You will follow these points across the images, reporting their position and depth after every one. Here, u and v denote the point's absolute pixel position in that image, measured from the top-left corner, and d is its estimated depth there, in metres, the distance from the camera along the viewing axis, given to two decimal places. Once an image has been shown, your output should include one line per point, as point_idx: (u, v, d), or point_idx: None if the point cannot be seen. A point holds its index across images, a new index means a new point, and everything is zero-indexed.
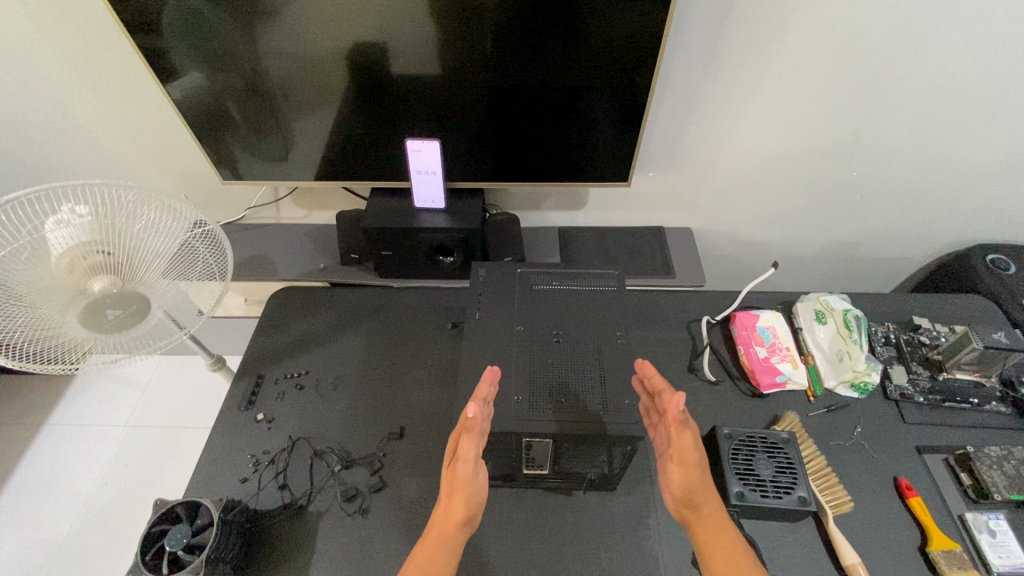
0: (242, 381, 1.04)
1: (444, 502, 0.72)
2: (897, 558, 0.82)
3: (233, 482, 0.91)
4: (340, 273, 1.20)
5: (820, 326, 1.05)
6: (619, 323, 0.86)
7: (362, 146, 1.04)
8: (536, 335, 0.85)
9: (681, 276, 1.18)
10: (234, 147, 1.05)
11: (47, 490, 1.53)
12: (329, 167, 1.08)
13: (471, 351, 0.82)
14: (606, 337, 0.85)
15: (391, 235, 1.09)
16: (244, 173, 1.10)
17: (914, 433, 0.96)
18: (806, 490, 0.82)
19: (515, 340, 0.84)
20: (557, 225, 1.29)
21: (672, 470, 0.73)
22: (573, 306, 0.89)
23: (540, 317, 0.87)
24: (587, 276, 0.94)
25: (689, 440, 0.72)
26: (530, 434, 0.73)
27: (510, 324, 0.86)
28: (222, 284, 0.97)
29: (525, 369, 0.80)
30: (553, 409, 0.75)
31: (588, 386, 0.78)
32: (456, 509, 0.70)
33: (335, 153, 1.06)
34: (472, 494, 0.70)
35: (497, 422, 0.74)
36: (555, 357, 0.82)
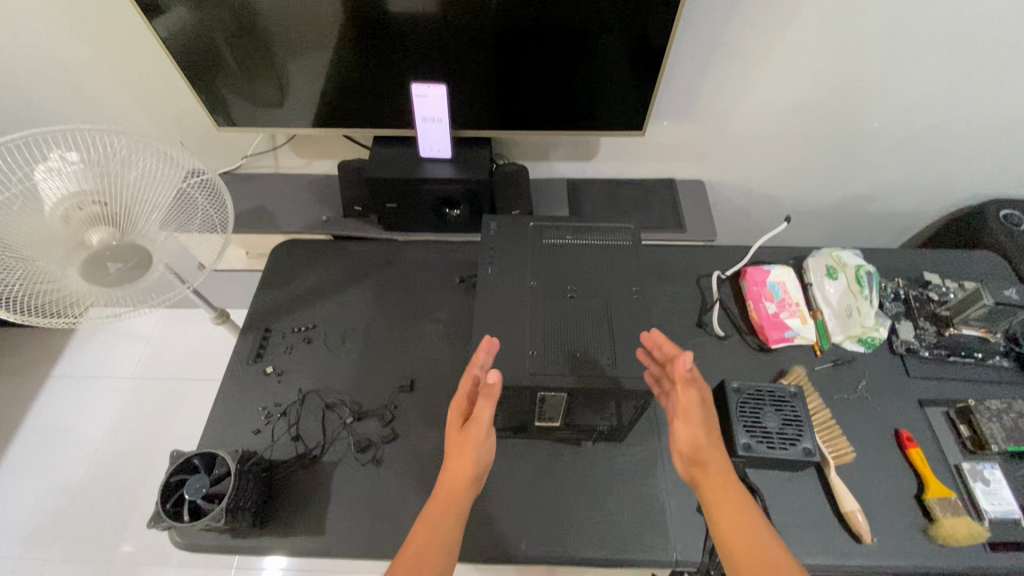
0: (248, 335, 1.03)
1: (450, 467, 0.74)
2: (892, 504, 0.85)
3: (246, 435, 0.92)
4: (344, 225, 1.17)
5: (830, 281, 1.05)
6: (633, 280, 0.85)
7: (363, 91, 0.99)
8: (549, 291, 0.83)
9: (692, 231, 1.16)
10: (230, 91, 1.00)
11: (60, 438, 1.57)
12: (328, 114, 1.04)
13: (483, 307, 0.81)
14: (620, 293, 0.84)
15: (396, 186, 1.05)
16: (240, 120, 1.05)
17: (918, 387, 0.97)
18: (811, 441, 0.84)
19: (528, 296, 0.82)
20: (566, 177, 1.25)
21: (678, 428, 0.76)
22: (587, 261, 0.87)
23: (553, 273, 0.85)
24: (601, 230, 0.92)
25: (694, 397, 0.74)
26: (544, 389, 0.73)
27: (524, 281, 0.84)
28: (221, 237, 0.90)
29: (539, 326, 0.79)
30: (568, 365, 0.75)
31: (602, 342, 0.78)
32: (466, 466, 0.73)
33: (337, 98, 1.00)
34: (483, 454, 0.75)
35: (512, 376, 0.74)
36: (568, 313, 0.81)
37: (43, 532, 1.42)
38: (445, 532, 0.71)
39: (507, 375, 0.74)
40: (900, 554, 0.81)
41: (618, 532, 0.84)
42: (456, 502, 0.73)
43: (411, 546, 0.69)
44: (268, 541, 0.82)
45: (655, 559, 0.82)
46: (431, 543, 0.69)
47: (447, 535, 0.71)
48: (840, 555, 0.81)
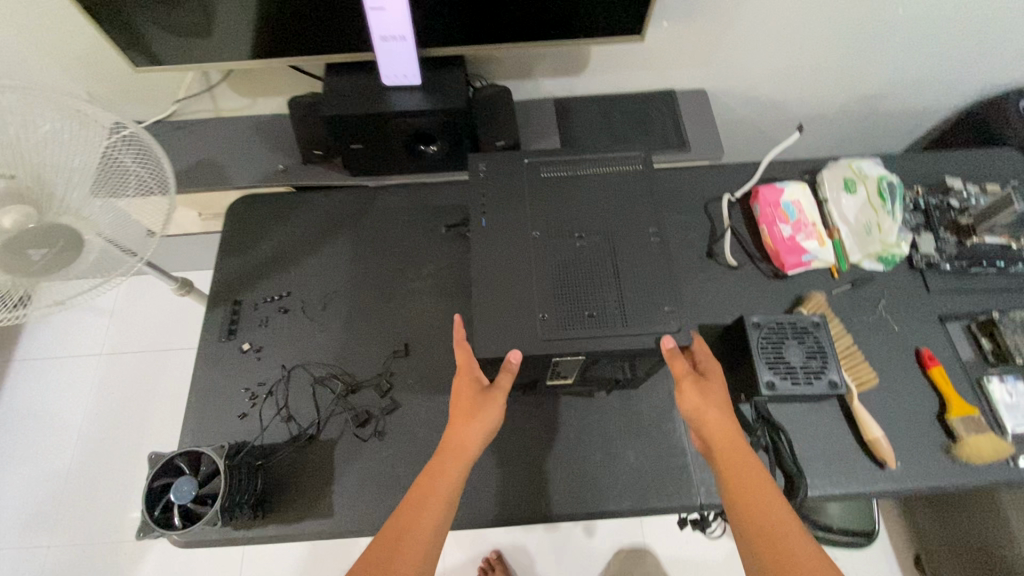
0: (216, 310, 0.92)
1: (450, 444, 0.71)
2: (915, 425, 0.84)
3: (232, 421, 0.84)
4: (305, 174, 1.03)
5: (849, 196, 0.96)
6: (649, 216, 0.75)
7: (307, 7, 0.81)
8: (553, 239, 0.73)
9: (698, 150, 1.04)
10: (143, 20, 0.81)
11: (39, 424, 1.48)
12: (269, 39, 0.85)
13: (480, 263, 0.72)
14: (633, 235, 0.74)
15: (360, 124, 0.90)
16: (163, 54, 0.87)
17: (938, 302, 0.93)
18: (836, 373, 0.80)
19: (530, 248, 0.73)
20: (553, 97, 1.10)
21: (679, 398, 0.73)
22: (594, 198, 0.77)
23: (557, 216, 0.75)
24: (606, 160, 0.80)
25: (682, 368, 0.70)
26: (561, 354, 0.66)
27: (524, 231, 0.74)
28: (166, 198, 0.78)
29: (546, 282, 0.70)
30: (583, 324, 0.67)
31: (618, 294, 0.69)
32: (470, 439, 0.71)
33: (278, 19, 0.82)
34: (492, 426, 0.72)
35: (526, 345, 0.67)
36: (577, 264, 0.71)
37: (39, 519, 1.37)
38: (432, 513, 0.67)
39: (517, 343, 0.67)
40: (923, 475, 0.80)
41: (640, 481, 0.81)
42: (446, 484, 0.68)
43: (391, 526, 0.66)
44: (275, 530, 0.77)
45: (679, 504, 0.80)
46: (414, 523, 0.66)
47: (434, 515, 0.67)
48: (864, 482, 0.80)
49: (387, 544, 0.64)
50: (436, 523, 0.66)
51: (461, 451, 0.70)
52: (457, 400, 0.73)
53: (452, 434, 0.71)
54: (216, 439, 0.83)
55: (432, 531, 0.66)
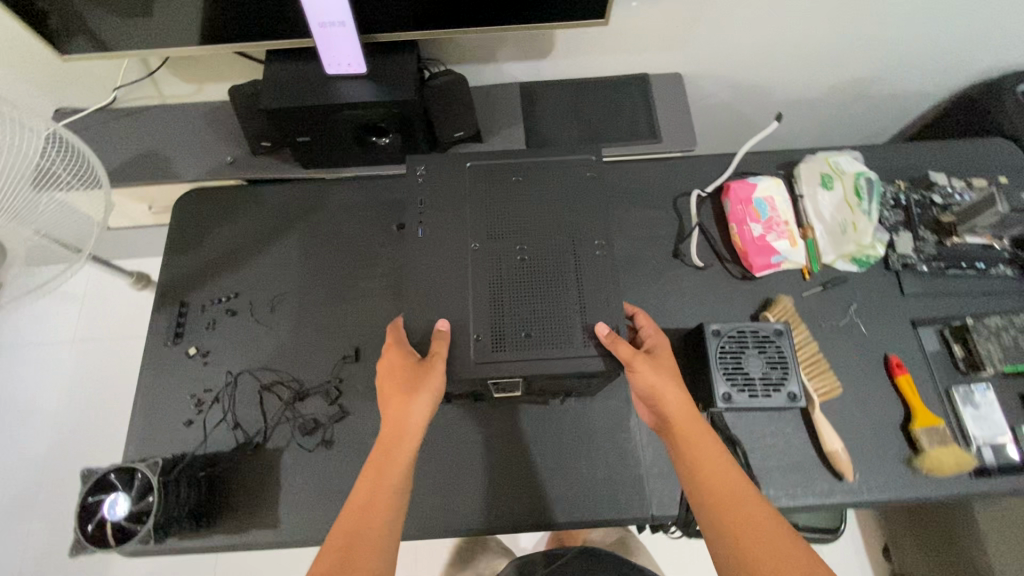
0: (161, 312, 0.90)
1: (392, 429, 0.67)
2: (877, 436, 0.81)
3: (178, 428, 0.83)
4: (254, 166, 0.98)
5: (825, 192, 0.91)
6: (596, 228, 0.74)
7: None
8: (493, 254, 0.73)
9: (669, 141, 0.99)
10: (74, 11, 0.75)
11: (8, 413, 1.42)
12: (215, 21, 0.79)
13: (417, 275, 0.73)
14: (577, 249, 0.73)
15: (304, 117, 0.84)
16: (104, 37, 0.80)
17: (912, 306, 0.89)
18: (797, 384, 0.77)
19: (470, 261, 0.73)
20: (518, 82, 1.04)
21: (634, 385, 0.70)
22: (540, 208, 0.75)
23: (500, 228, 0.74)
24: (557, 166, 0.78)
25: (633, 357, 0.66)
26: (493, 375, 0.68)
27: (464, 243, 0.74)
28: (109, 190, 0.87)
29: (485, 300, 0.71)
30: (518, 344, 0.68)
31: (555, 311, 0.70)
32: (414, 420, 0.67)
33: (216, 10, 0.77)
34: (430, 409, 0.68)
35: (456, 368, 0.68)
36: (517, 281, 0.71)
37: (10, 509, 1.35)
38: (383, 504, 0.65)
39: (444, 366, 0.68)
40: (881, 487, 0.79)
41: (592, 492, 0.80)
42: (398, 472, 0.66)
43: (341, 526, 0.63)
44: (220, 540, 0.76)
45: (631, 516, 0.79)
46: (366, 517, 0.64)
47: (386, 505, 0.65)
48: (821, 494, 0.78)
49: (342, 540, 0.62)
50: (389, 513, 0.65)
51: (404, 433, 0.67)
52: (395, 376, 0.68)
53: (396, 416, 0.67)
54: (162, 447, 0.82)
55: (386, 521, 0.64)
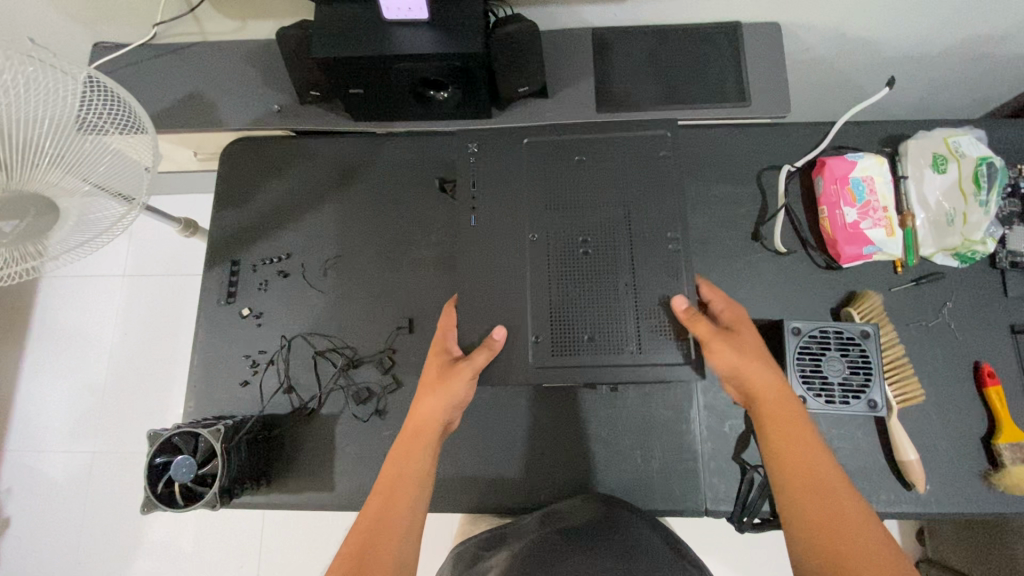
0: (213, 269, 0.89)
1: (401, 452, 0.68)
2: (955, 448, 0.77)
3: (234, 388, 0.84)
4: (303, 115, 0.91)
5: (934, 175, 0.81)
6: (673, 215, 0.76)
7: None
8: (570, 236, 0.77)
9: (761, 106, 0.88)
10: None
11: (67, 340, 1.48)
12: None
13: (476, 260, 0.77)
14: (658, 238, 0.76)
15: (359, 67, 0.77)
16: None
17: (1013, 309, 0.81)
18: (879, 392, 0.72)
19: (528, 252, 0.77)
20: (592, 28, 0.92)
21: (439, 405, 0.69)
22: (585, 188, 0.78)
23: (557, 222, 0.77)
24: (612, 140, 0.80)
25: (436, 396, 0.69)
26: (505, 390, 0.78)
27: (522, 233, 0.77)
28: (151, 135, 0.76)
29: (546, 286, 0.75)
30: (582, 346, 0.73)
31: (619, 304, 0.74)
32: (428, 411, 0.70)
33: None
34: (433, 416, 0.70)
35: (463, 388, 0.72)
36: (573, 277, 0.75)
37: (75, 429, 1.43)
38: (407, 489, 0.65)
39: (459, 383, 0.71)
40: (953, 501, 0.75)
41: (645, 480, 0.79)
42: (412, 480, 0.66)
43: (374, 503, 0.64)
44: (278, 498, 0.79)
45: (683, 508, 0.77)
46: (392, 502, 0.64)
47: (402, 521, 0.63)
48: (885, 502, 0.75)
49: (367, 526, 0.62)
50: (412, 503, 0.65)
51: (407, 453, 0.68)
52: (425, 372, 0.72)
53: (418, 408, 0.70)
54: (220, 406, 0.83)
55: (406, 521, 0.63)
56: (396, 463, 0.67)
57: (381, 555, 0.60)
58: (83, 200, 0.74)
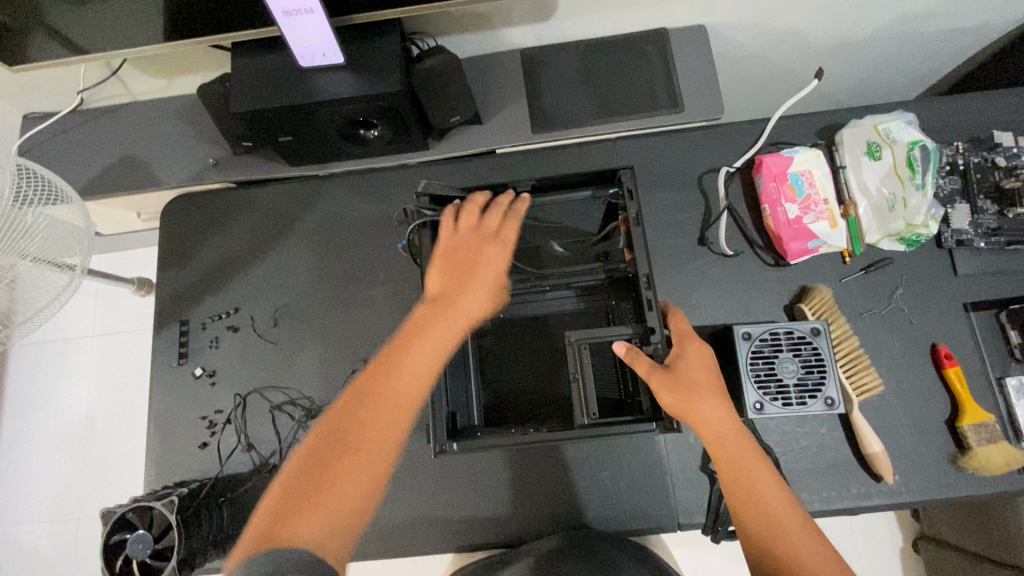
0: (162, 331, 0.87)
1: (393, 376, 0.56)
2: (920, 434, 0.76)
3: (193, 451, 0.82)
4: (240, 166, 0.90)
5: (871, 163, 0.81)
6: None
7: None
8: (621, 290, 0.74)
9: (694, 110, 0.88)
10: (25, 7, 0.68)
11: (39, 410, 1.46)
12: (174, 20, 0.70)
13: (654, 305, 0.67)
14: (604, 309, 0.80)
15: (282, 116, 0.76)
16: (78, 46, 0.74)
17: (964, 288, 0.81)
18: (834, 389, 0.71)
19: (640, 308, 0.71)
20: (520, 50, 0.92)
21: (465, 302, 0.63)
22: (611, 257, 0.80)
23: None
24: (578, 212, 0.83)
25: (473, 291, 0.64)
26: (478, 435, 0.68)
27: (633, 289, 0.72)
28: (83, 206, 0.80)
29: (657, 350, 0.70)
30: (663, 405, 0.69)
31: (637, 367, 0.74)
32: (477, 303, 0.64)
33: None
34: (465, 309, 0.63)
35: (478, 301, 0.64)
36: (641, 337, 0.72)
37: (56, 499, 1.41)
38: (381, 417, 0.53)
39: (481, 296, 0.64)
40: (924, 489, 0.74)
41: (616, 501, 0.78)
42: (404, 407, 0.54)
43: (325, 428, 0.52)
44: None
45: (658, 525, 0.77)
46: (370, 419, 0.52)
47: (363, 462, 0.50)
48: (856, 497, 0.75)
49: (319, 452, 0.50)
50: (383, 431, 0.52)
51: (409, 356, 0.57)
52: (442, 263, 0.66)
53: (457, 303, 0.63)
54: (181, 472, 0.82)
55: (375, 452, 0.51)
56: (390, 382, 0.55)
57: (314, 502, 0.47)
58: (29, 274, 0.75)
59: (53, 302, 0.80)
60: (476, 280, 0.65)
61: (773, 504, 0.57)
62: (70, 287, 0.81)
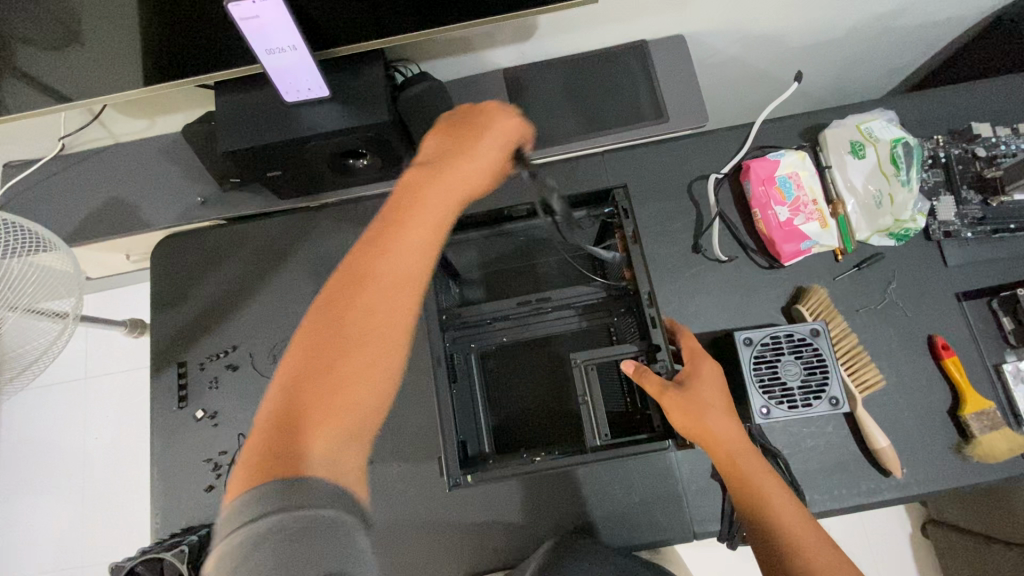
0: (160, 374, 0.86)
1: (390, 228, 0.52)
2: (924, 426, 0.77)
3: (199, 494, 0.81)
4: (229, 203, 0.90)
5: (855, 161, 0.82)
6: None
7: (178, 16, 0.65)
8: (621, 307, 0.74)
9: (678, 120, 0.89)
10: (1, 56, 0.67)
11: (34, 459, 1.42)
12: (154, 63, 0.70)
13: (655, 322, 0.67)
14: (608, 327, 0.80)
15: (270, 152, 0.76)
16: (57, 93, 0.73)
17: (956, 279, 0.82)
18: (838, 388, 0.72)
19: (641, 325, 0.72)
20: (503, 70, 0.92)
21: (460, 164, 0.58)
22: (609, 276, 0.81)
23: None
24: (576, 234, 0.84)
25: (472, 153, 0.59)
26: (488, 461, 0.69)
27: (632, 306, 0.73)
28: (70, 253, 0.78)
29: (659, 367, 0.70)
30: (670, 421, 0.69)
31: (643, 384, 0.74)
32: (477, 168, 0.59)
33: (163, 30, 0.67)
34: (466, 173, 0.58)
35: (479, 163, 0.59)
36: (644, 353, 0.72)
37: (57, 549, 1.37)
38: (388, 284, 0.49)
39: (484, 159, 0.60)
40: (932, 480, 0.75)
41: (630, 515, 0.78)
42: (411, 269, 0.51)
43: (327, 306, 0.48)
44: None
45: (673, 536, 0.77)
46: (371, 284, 0.49)
47: (381, 342, 0.47)
48: (867, 493, 0.75)
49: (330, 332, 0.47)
50: (390, 294, 0.49)
51: (410, 219, 0.53)
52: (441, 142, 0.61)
53: (454, 165, 0.57)
54: (188, 517, 0.80)
55: (388, 325, 0.48)
56: (388, 240, 0.51)
57: (336, 391, 0.45)
58: (21, 326, 0.73)
59: (47, 353, 0.78)
60: (475, 144, 0.60)
61: (778, 507, 0.58)
62: (64, 335, 0.79)
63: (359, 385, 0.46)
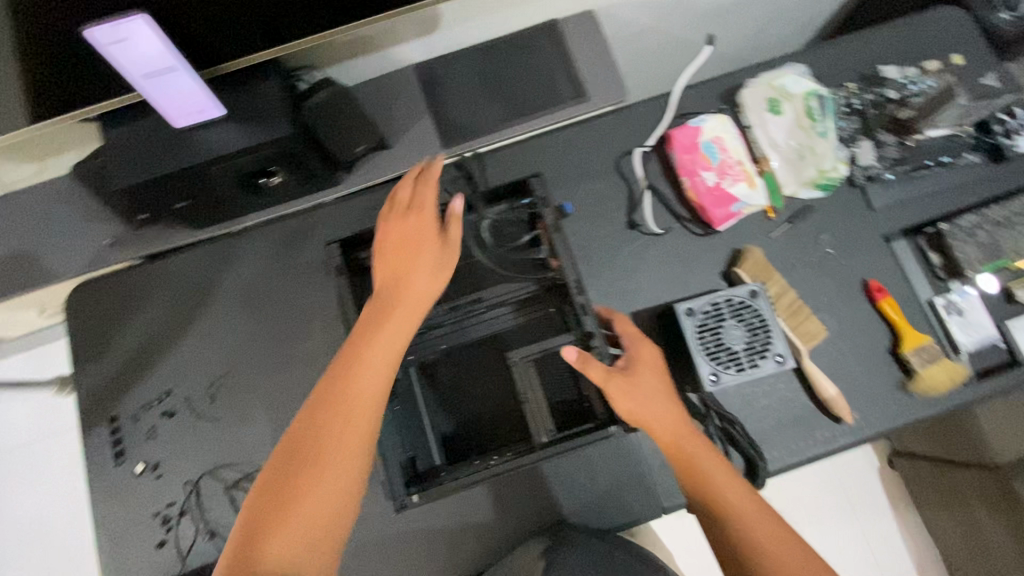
0: (91, 433, 0.81)
1: (344, 363, 0.58)
2: (869, 369, 0.79)
3: (151, 552, 0.77)
4: (140, 241, 0.84)
5: (775, 118, 0.83)
6: None
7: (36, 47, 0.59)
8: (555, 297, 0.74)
9: (598, 97, 0.87)
10: None
11: None
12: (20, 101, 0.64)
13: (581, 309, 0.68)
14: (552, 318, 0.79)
15: (169, 182, 0.71)
16: None
17: (883, 221, 0.84)
18: (781, 344, 0.72)
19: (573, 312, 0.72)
20: (414, 66, 0.89)
21: (413, 287, 0.64)
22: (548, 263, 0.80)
23: None
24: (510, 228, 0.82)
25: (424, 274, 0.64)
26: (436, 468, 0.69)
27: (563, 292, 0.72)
28: None
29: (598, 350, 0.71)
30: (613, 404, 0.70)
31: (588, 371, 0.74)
32: (420, 286, 0.63)
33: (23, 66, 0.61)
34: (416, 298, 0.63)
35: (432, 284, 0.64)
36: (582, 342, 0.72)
37: None
38: (344, 418, 0.56)
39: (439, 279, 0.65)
40: (881, 421, 0.77)
41: (599, 500, 0.77)
42: (362, 399, 0.57)
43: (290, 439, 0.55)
44: None
45: (643, 515, 0.76)
46: (329, 416, 0.55)
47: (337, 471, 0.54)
48: (823, 443, 0.76)
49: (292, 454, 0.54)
50: (355, 438, 0.55)
51: (362, 355, 0.59)
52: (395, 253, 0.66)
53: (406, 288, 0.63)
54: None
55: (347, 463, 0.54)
56: (343, 374, 0.58)
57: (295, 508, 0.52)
58: None
59: None
60: (422, 259, 0.64)
61: (728, 496, 0.59)
62: None
63: (310, 514, 0.52)
